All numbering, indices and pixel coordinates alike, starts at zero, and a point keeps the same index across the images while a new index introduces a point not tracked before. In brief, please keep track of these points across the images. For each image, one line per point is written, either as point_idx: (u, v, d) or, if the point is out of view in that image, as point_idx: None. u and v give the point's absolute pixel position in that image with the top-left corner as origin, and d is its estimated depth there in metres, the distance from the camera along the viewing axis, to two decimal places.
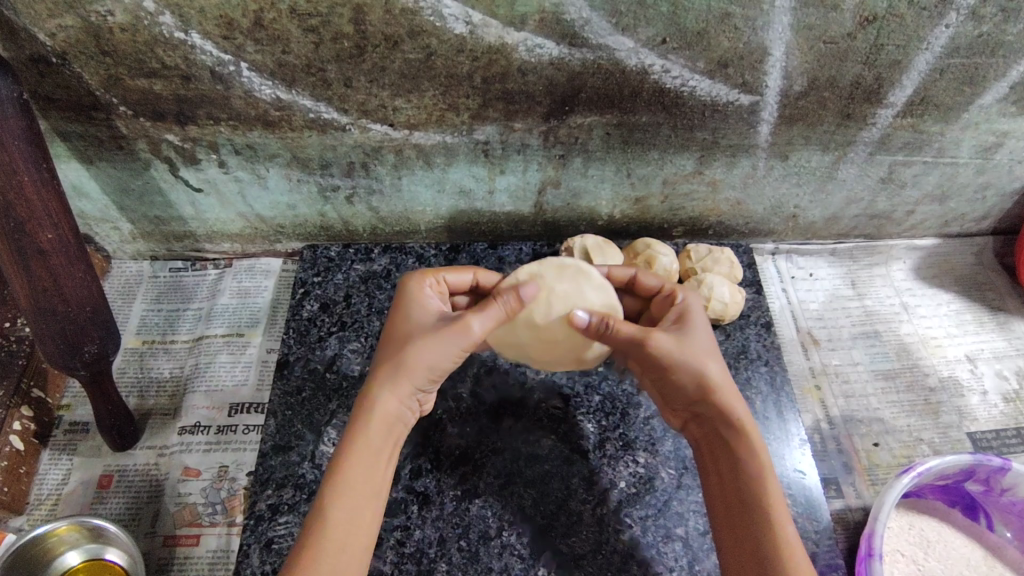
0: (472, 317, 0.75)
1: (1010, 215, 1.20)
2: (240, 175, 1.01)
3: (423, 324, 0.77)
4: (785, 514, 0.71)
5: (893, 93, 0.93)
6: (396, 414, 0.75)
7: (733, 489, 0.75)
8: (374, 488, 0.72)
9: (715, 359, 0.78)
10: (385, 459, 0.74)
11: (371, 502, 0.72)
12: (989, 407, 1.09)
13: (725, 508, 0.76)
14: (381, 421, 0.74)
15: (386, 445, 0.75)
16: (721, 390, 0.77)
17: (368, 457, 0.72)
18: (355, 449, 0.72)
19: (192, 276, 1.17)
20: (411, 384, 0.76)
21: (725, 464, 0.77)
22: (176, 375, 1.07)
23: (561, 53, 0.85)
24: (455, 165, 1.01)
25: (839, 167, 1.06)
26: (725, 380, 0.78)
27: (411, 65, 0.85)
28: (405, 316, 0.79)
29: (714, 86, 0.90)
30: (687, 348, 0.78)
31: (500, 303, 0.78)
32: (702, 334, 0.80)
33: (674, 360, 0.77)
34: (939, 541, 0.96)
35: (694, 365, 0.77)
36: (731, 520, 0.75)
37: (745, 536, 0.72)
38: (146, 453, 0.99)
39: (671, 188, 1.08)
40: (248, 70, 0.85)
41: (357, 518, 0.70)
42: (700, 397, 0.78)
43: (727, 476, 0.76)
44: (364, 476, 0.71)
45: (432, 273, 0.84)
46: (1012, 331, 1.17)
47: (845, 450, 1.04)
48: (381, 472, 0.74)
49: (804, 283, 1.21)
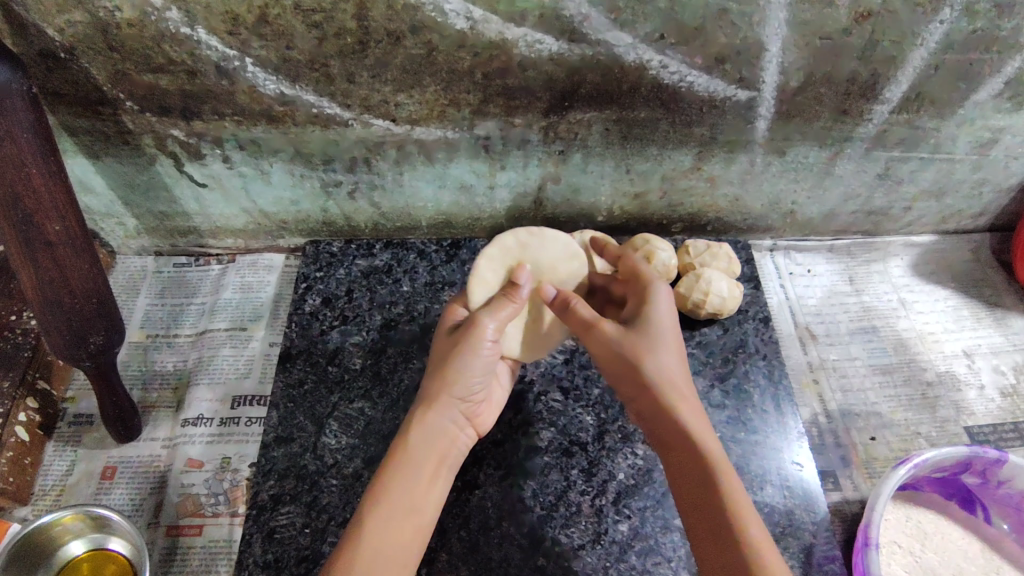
0: (483, 317, 0.82)
1: (1007, 210, 1.21)
2: (244, 171, 1.02)
3: (449, 340, 0.85)
4: (746, 507, 0.70)
5: (889, 89, 0.95)
6: (428, 438, 0.79)
7: (688, 482, 0.73)
8: (412, 501, 0.75)
9: (665, 353, 0.81)
10: (421, 480, 0.77)
11: (408, 514, 0.74)
12: (986, 401, 1.10)
13: (684, 508, 0.74)
14: (416, 444, 0.78)
15: (425, 464, 0.78)
16: (666, 384, 0.78)
17: (408, 472, 0.76)
18: (391, 470, 0.76)
19: (195, 271, 1.17)
20: (443, 398, 0.81)
21: (674, 461, 0.76)
22: (179, 368, 1.07)
23: (561, 48, 0.86)
24: (456, 160, 1.02)
25: (836, 163, 1.07)
26: (673, 374, 0.80)
27: (413, 60, 0.87)
28: (434, 346, 0.87)
29: (712, 81, 0.92)
30: (648, 330, 0.82)
31: (510, 304, 0.84)
32: (656, 328, 0.82)
33: (621, 348, 0.81)
34: (940, 535, 0.97)
35: (636, 353, 0.80)
36: (688, 515, 0.73)
37: (705, 534, 0.70)
38: (149, 445, 1.00)
39: (670, 183, 1.09)
40: (252, 65, 0.87)
41: (394, 524, 0.72)
42: (648, 393, 0.79)
43: (679, 471, 0.75)
44: (401, 490, 0.74)
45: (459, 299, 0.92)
46: (1010, 327, 1.18)
47: (843, 443, 1.05)
48: (420, 486, 0.76)
49: (803, 280, 1.22)
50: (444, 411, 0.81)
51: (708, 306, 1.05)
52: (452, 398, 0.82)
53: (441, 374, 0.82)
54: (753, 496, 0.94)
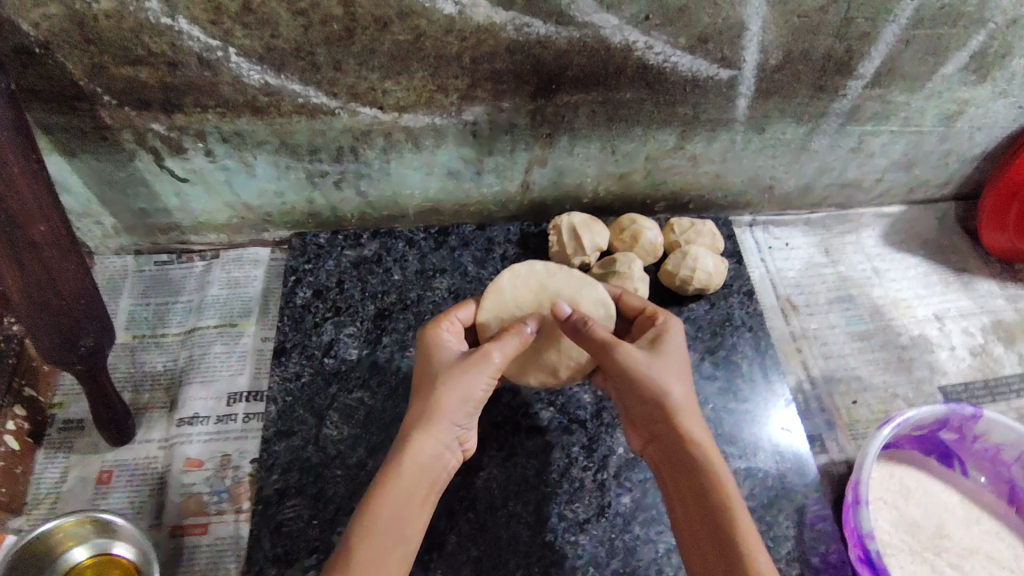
0: (490, 348, 0.82)
1: (971, 179, 1.26)
2: (228, 164, 1.00)
3: (448, 361, 0.82)
4: (755, 536, 0.72)
5: (862, 65, 0.98)
6: (426, 457, 0.77)
7: (699, 507, 0.76)
8: (404, 530, 0.72)
9: (681, 381, 0.83)
10: (413, 505, 0.74)
11: (398, 545, 0.71)
12: (958, 361, 1.16)
13: (694, 534, 0.75)
14: (415, 463, 0.76)
15: (419, 489, 0.75)
16: (682, 411, 0.81)
17: (402, 496, 0.74)
18: (387, 492, 0.73)
19: (178, 268, 1.14)
20: (441, 424, 0.78)
21: (686, 486, 0.78)
22: (169, 368, 1.05)
23: (548, 31, 0.87)
24: (443, 147, 1.02)
25: (813, 139, 1.10)
26: (688, 403, 0.82)
27: (401, 47, 0.86)
28: (428, 357, 0.84)
29: (695, 61, 0.93)
30: (665, 355, 0.84)
31: (515, 336, 0.84)
32: (673, 356, 0.85)
33: (642, 370, 0.82)
34: (922, 489, 1.02)
35: (657, 377, 0.82)
36: (697, 539, 0.75)
37: (715, 558, 0.72)
38: (145, 447, 0.98)
39: (654, 163, 1.10)
40: (236, 55, 0.85)
41: (384, 554, 0.70)
42: (664, 418, 0.81)
43: (691, 496, 0.77)
44: (392, 513, 0.72)
45: (444, 316, 0.89)
46: (976, 290, 1.24)
47: (827, 408, 1.10)
48: (413, 514, 0.74)
49: (782, 253, 1.26)
50: (443, 431, 0.79)
51: (696, 282, 1.08)
52: (448, 426, 0.79)
53: (436, 395, 0.79)
54: (747, 463, 0.98)
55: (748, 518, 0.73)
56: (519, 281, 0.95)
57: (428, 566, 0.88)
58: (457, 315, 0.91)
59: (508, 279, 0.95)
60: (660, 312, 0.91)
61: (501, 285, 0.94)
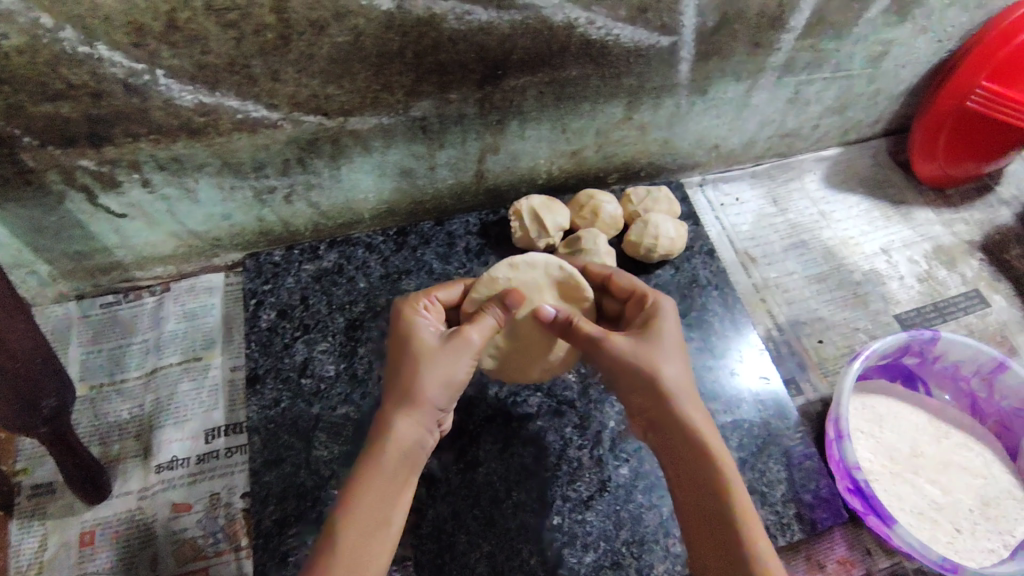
0: (470, 330, 0.79)
1: (898, 115, 1.32)
2: (168, 193, 0.95)
3: (425, 337, 0.79)
4: (751, 516, 0.72)
5: (793, 18, 1.00)
6: (408, 440, 0.74)
7: (696, 487, 0.76)
8: (384, 518, 0.70)
9: (676, 363, 0.81)
10: (398, 492, 0.72)
11: (379, 535, 0.69)
12: (907, 289, 1.22)
13: (693, 516, 0.76)
14: (395, 449, 0.72)
15: (401, 473, 0.73)
16: (678, 392, 0.79)
17: (384, 482, 0.71)
18: (368, 479, 0.71)
19: (127, 308, 1.08)
20: (425, 407, 0.75)
21: (683, 466, 0.78)
22: (137, 414, 1.00)
23: (490, 17, 0.85)
24: (394, 146, 0.99)
25: (752, 94, 1.12)
26: (683, 382, 0.80)
27: (341, 49, 0.83)
28: (403, 331, 0.80)
29: (636, 31, 0.94)
30: (658, 337, 0.82)
31: (491, 314, 0.82)
32: (668, 337, 0.83)
33: (635, 354, 0.81)
34: (894, 414, 1.07)
35: (651, 361, 0.80)
36: (694, 519, 0.76)
37: (712, 540, 0.73)
38: (124, 500, 0.93)
39: (604, 136, 1.11)
40: (165, 77, 0.80)
41: (366, 544, 0.68)
42: (658, 402, 0.80)
43: (688, 477, 0.77)
44: (375, 501, 0.70)
45: (424, 294, 0.86)
46: (914, 219, 1.31)
47: (796, 351, 1.14)
48: (396, 500, 0.72)
49: (733, 208, 1.28)
50: (425, 413, 0.75)
51: (659, 249, 1.09)
52: (434, 409, 0.76)
53: (417, 377, 0.75)
54: (733, 416, 1.00)
55: (745, 498, 0.73)
56: (514, 273, 0.92)
57: (443, 569, 0.87)
58: (438, 295, 0.89)
59: (503, 271, 0.92)
60: (650, 292, 0.88)
61: (496, 276, 0.91)
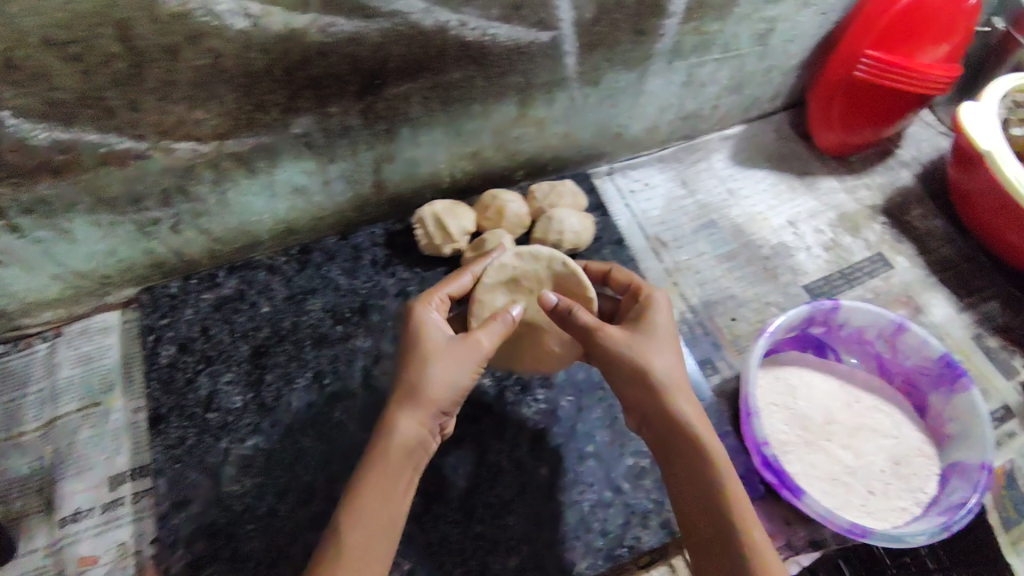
0: (479, 334, 0.77)
1: (794, 88, 1.35)
2: (41, 235, 0.90)
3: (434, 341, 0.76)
4: (747, 514, 0.69)
5: (672, 3, 1.00)
6: (410, 441, 0.70)
7: (693, 488, 0.72)
8: (387, 530, 0.66)
9: (669, 354, 0.78)
10: (400, 493, 0.69)
11: (382, 543, 0.65)
12: (814, 259, 1.24)
13: (688, 515, 0.72)
14: (399, 446, 0.70)
15: (402, 475, 0.69)
16: (669, 387, 0.76)
17: (381, 493, 0.67)
18: (374, 482, 0.68)
19: (19, 357, 1.03)
20: (430, 407, 0.72)
21: (677, 463, 0.75)
22: (36, 468, 0.95)
23: (357, 27, 0.82)
24: (280, 165, 0.96)
25: (645, 81, 1.12)
26: (675, 376, 0.77)
27: (201, 73, 0.79)
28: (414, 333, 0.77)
29: (514, 29, 0.92)
30: (647, 331, 0.80)
31: (500, 319, 0.78)
32: (661, 329, 0.80)
33: (621, 348, 0.78)
34: (806, 384, 1.08)
35: (639, 358, 0.77)
36: (690, 518, 0.72)
37: (711, 540, 0.69)
38: (26, 560, 0.88)
39: (502, 135, 1.09)
40: (11, 117, 0.75)
41: (371, 550, 0.64)
42: (647, 397, 0.76)
43: (682, 474, 0.74)
44: (381, 505, 0.67)
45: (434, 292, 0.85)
46: (818, 189, 1.33)
47: (712, 331, 1.15)
48: (394, 509, 0.68)
49: (642, 194, 1.29)
50: (433, 412, 0.72)
51: (566, 243, 1.09)
52: (440, 409, 0.73)
53: (425, 377, 0.73)
54: None
55: (742, 497, 0.70)
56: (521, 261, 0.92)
57: None
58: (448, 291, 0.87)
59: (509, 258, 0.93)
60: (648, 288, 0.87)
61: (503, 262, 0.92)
